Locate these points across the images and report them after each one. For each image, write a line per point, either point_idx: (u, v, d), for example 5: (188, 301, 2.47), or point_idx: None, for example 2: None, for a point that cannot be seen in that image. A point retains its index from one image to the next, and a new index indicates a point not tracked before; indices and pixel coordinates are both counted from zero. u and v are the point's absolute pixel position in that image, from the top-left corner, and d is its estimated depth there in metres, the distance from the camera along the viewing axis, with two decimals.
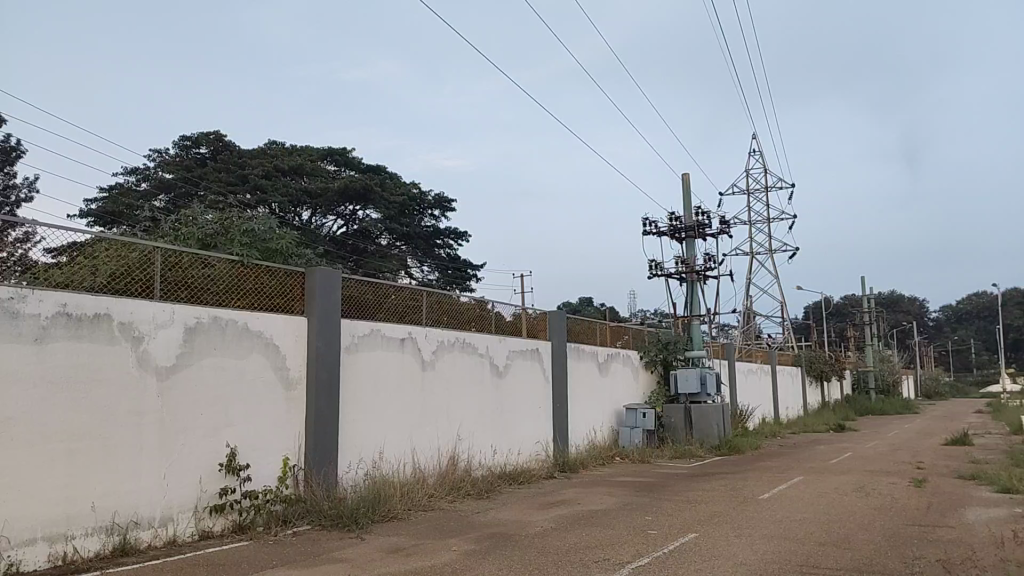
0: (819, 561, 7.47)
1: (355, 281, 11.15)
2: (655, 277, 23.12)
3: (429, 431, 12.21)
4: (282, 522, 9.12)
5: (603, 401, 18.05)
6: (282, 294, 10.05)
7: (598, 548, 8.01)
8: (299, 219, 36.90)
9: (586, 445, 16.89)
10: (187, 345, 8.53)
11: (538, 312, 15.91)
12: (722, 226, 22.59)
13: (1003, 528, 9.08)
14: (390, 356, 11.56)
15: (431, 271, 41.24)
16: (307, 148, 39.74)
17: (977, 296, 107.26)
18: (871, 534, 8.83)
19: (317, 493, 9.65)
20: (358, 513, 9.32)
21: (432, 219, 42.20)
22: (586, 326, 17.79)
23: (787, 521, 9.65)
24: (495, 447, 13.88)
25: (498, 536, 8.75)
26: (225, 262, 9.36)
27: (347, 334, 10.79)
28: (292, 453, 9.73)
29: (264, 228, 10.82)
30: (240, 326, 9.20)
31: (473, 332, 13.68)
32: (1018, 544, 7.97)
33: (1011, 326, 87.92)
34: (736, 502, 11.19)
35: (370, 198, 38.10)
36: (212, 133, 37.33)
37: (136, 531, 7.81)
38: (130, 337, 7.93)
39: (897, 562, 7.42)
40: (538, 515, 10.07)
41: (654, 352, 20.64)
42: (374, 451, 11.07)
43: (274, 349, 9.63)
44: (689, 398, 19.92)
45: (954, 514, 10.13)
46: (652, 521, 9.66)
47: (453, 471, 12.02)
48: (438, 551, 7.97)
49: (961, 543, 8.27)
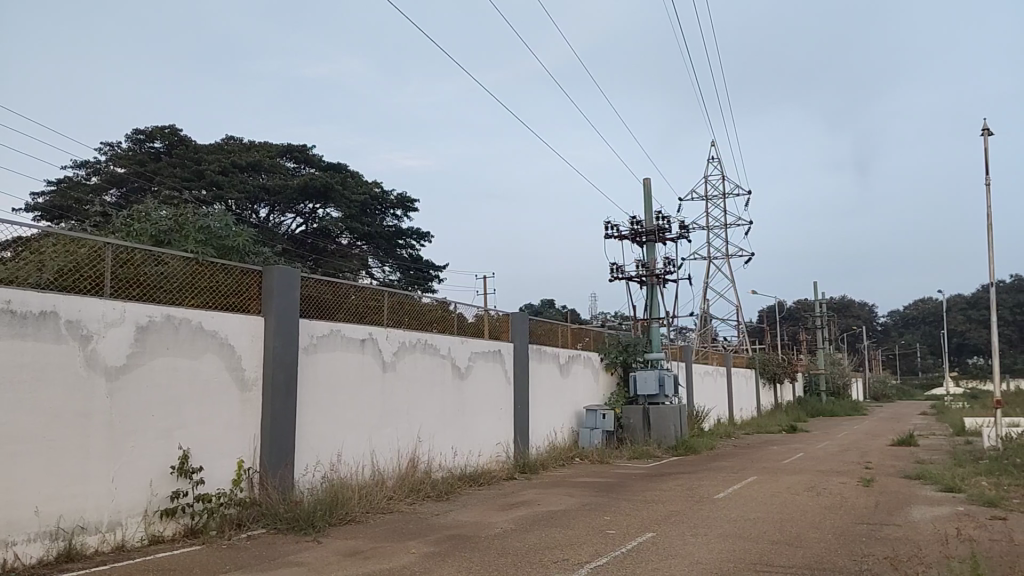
0: (773, 559, 7.60)
1: (314, 281, 10.98)
2: (615, 280, 23.33)
3: (389, 433, 12.11)
4: (236, 526, 8.92)
5: (564, 403, 18.13)
6: (238, 293, 9.83)
7: (557, 549, 8.01)
8: (256, 217, 36.21)
9: (547, 446, 16.92)
10: (138, 344, 8.30)
11: (499, 313, 15.88)
12: (681, 230, 22.89)
13: (948, 526, 9.35)
14: (351, 358, 11.44)
15: (392, 271, 40.88)
16: (266, 144, 39.08)
17: (922, 301, 110.60)
18: (820, 532, 9.02)
19: (272, 496, 9.48)
20: (315, 517, 9.17)
21: (394, 219, 41.83)
22: (548, 328, 17.84)
23: (741, 520, 9.78)
24: (455, 448, 13.81)
25: (457, 538, 8.71)
26: (179, 259, 9.13)
27: (305, 334, 10.64)
28: (246, 455, 9.53)
29: (220, 225, 10.57)
30: (194, 326, 9.00)
31: (435, 333, 13.62)
32: (962, 540, 8.21)
33: (955, 331, 90.83)
34: (691, 501, 11.33)
35: (330, 196, 37.59)
36: (166, 127, 36.54)
37: (82, 536, 7.56)
38: (77, 336, 7.68)
39: (847, 559, 7.59)
40: (498, 516, 10.05)
41: (615, 354, 20.73)
42: (332, 453, 10.91)
43: (230, 349, 9.43)
44: (648, 399, 20.10)
45: (900, 512, 10.41)
46: (611, 521, 9.71)
47: (413, 474, 11.92)
48: (397, 554, 7.90)
49: (908, 540, 8.49)
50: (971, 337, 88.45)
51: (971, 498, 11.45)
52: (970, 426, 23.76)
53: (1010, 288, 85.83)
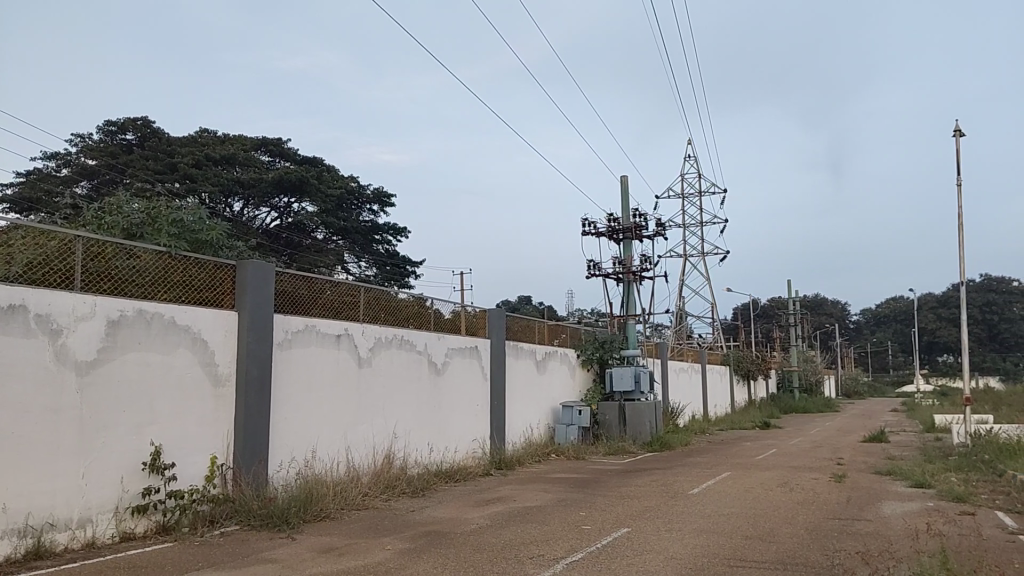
0: (746, 554, 7.65)
1: (288, 276, 10.87)
2: (592, 276, 23.40)
3: (365, 429, 12.05)
4: (208, 523, 8.81)
5: (540, 399, 18.15)
6: (210, 288, 9.71)
7: (533, 545, 8.01)
8: (230, 210, 35.85)
9: (523, 442, 16.95)
10: (109, 339, 8.17)
11: (476, 310, 15.85)
12: (657, 228, 23.00)
13: (918, 521, 9.46)
14: (326, 353, 11.37)
15: (368, 266, 40.64)
16: (240, 137, 38.70)
17: (893, 300, 112.11)
18: (793, 527, 9.10)
19: (245, 493, 9.38)
20: (289, 513, 9.09)
21: (371, 214, 41.59)
22: (525, 324, 17.85)
23: (715, 516, 9.85)
24: (431, 445, 13.76)
25: (432, 534, 8.66)
26: (152, 253, 9.00)
27: (279, 330, 10.54)
28: (219, 451, 9.42)
29: (194, 218, 10.43)
30: (166, 321, 8.88)
31: (412, 329, 13.57)
32: (932, 536, 8.31)
33: (925, 330, 92.17)
34: (665, 497, 11.40)
35: (306, 190, 37.28)
36: (138, 118, 36.09)
37: (51, 533, 7.44)
38: (47, 330, 7.55)
39: (819, 555, 7.65)
40: (474, 513, 10.03)
41: (591, 350, 20.81)
42: (306, 450, 10.84)
43: (202, 345, 9.31)
44: (623, 396, 20.18)
45: (871, 508, 10.53)
46: (586, 517, 9.74)
47: (388, 470, 11.86)
48: (372, 550, 7.85)
49: (879, 535, 8.58)
50: (941, 335, 89.79)
51: (941, 494, 11.61)
52: (939, 422, 24.13)
53: (979, 287, 87.24)
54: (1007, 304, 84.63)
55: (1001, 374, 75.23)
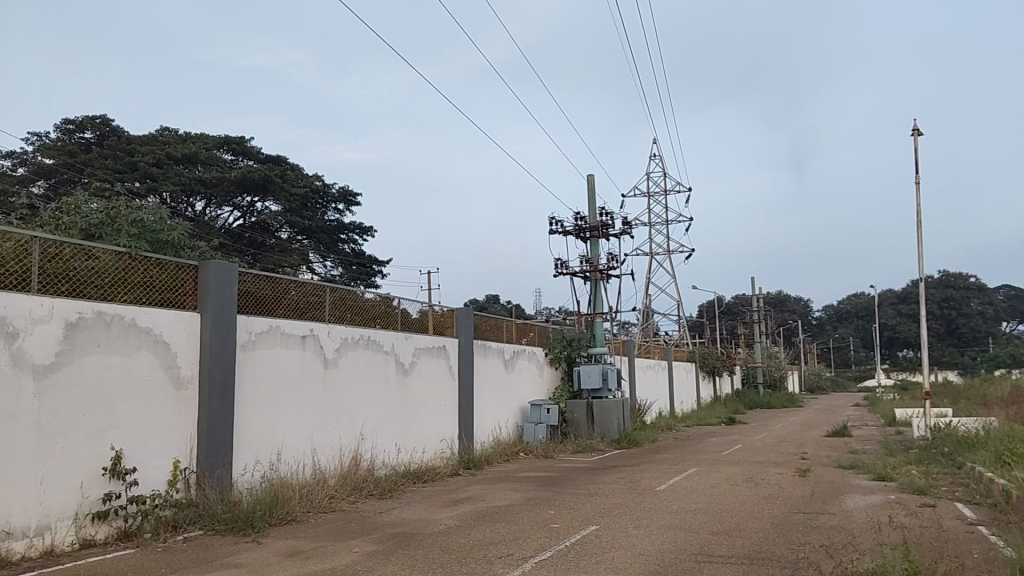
0: (713, 549, 7.70)
1: (253, 276, 10.72)
2: (559, 275, 23.44)
3: (331, 431, 11.94)
4: (171, 528, 8.65)
5: (508, 398, 18.13)
6: (172, 289, 9.53)
7: (501, 544, 7.98)
8: (191, 210, 35.36)
9: (491, 441, 16.92)
10: (68, 342, 7.99)
11: (444, 309, 15.79)
12: (623, 226, 23.12)
13: (882, 514, 9.61)
14: (291, 355, 11.23)
15: (334, 266, 40.29)
16: (202, 135, 38.14)
17: (855, 297, 113.99)
18: (758, 522, 9.19)
19: (209, 497, 9.24)
20: (254, 517, 8.97)
21: (336, 213, 41.24)
22: (493, 322, 17.83)
23: (682, 512, 9.92)
24: (398, 446, 13.67)
25: (400, 536, 8.59)
26: (112, 253, 8.82)
27: (242, 331, 10.37)
28: (182, 455, 9.26)
29: (154, 219, 10.20)
30: (127, 322, 8.69)
31: (378, 329, 13.47)
32: (894, 528, 8.45)
33: (886, 325, 93.79)
34: (632, 494, 11.45)
35: (269, 189, 36.82)
36: (97, 116, 35.46)
37: (7, 541, 7.24)
38: (3, 333, 7.35)
39: (785, 549, 7.72)
40: (442, 514, 9.96)
41: (559, 349, 20.86)
42: (271, 453, 10.71)
43: (164, 347, 9.14)
44: (591, 394, 20.27)
45: (835, 502, 10.69)
46: (555, 515, 9.73)
47: (355, 472, 11.76)
48: (339, 553, 7.77)
49: (844, 528, 8.71)
50: (902, 330, 91.42)
51: (902, 487, 11.81)
52: (900, 417, 24.57)
53: (937, 283, 88.90)
54: (964, 300, 86.59)
55: (959, 368, 77.02)
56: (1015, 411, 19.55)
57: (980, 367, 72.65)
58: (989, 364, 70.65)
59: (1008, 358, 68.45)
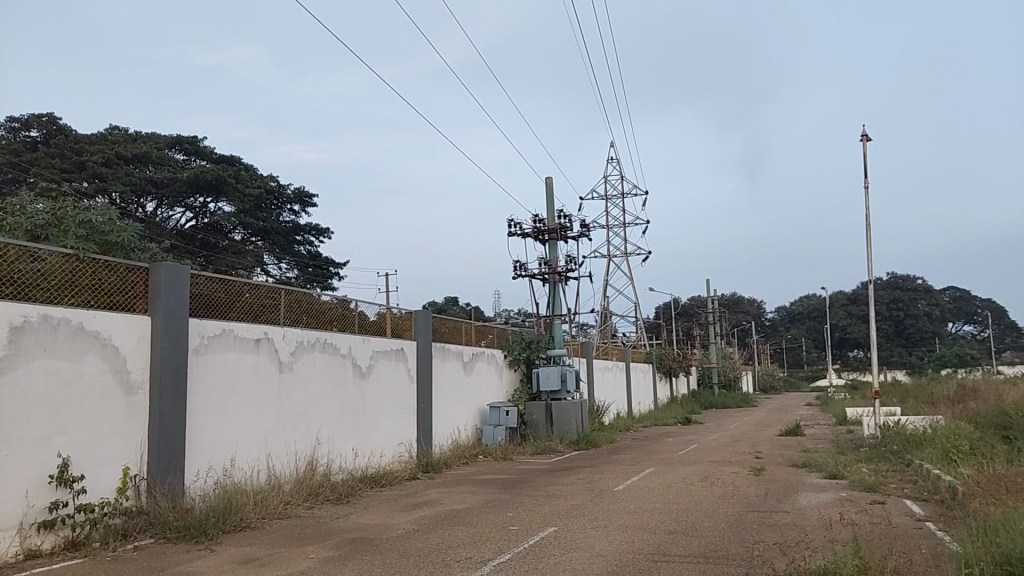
0: (669, 548, 7.77)
1: (205, 278, 10.51)
2: (518, 277, 23.49)
3: (286, 435, 11.77)
4: (121, 537, 8.43)
5: (467, 401, 18.06)
6: (122, 292, 9.29)
7: (460, 547, 7.95)
8: (141, 211, 34.59)
9: (450, 444, 16.85)
10: (12, 347, 7.75)
11: (402, 312, 15.67)
12: (581, 228, 23.25)
13: (833, 512, 9.81)
14: (245, 359, 11.04)
15: (289, 268, 39.77)
16: (153, 135, 37.38)
17: (807, 298, 116.38)
18: (715, 521, 9.29)
19: (161, 504, 9.03)
20: (207, 524, 8.81)
21: (292, 214, 40.71)
22: (452, 325, 17.76)
23: (640, 512, 9.99)
24: (356, 450, 13.55)
25: (358, 541, 8.51)
26: (59, 256, 8.58)
27: (195, 335, 10.18)
28: (133, 462, 9.04)
29: (103, 219, 9.92)
30: (74, 326, 8.46)
31: (334, 332, 13.32)
32: (845, 525, 8.62)
33: (837, 326, 95.82)
34: (589, 494, 11.50)
35: (222, 189, 36.19)
36: (44, 115, 34.63)
37: None
38: None
39: (740, 547, 7.82)
40: (400, 518, 9.89)
41: (519, 351, 20.83)
42: (224, 458, 10.51)
43: (114, 351, 8.92)
44: (550, 396, 20.33)
45: (788, 500, 10.87)
46: (513, 517, 9.73)
47: (311, 477, 11.61)
48: (294, 559, 7.67)
49: (797, 526, 8.85)
50: (852, 332, 93.60)
51: (853, 484, 12.06)
52: (851, 416, 25.08)
53: (886, 285, 91.13)
54: (911, 301, 88.95)
55: (907, 368, 79.16)
56: (959, 409, 20.14)
57: (926, 366, 74.71)
58: (935, 363, 72.62)
59: (953, 357, 70.58)
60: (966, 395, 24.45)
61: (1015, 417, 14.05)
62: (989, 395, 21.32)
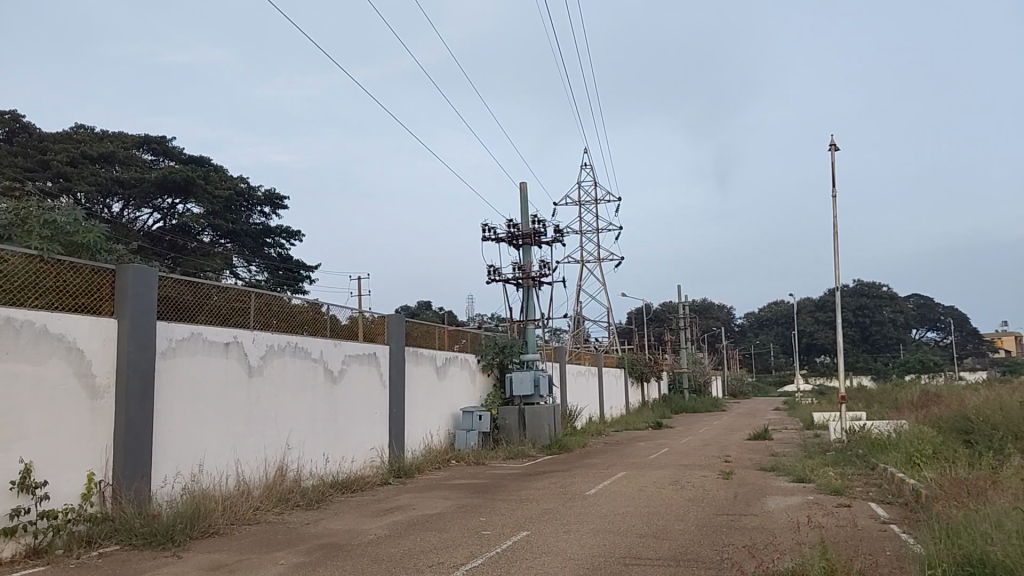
0: (641, 551, 7.83)
1: (173, 280, 10.37)
2: (492, 282, 23.50)
3: (255, 440, 11.63)
4: (85, 543, 8.27)
5: (439, 406, 17.98)
6: (87, 294, 9.12)
7: (433, 552, 7.93)
8: (108, 212, 34.03)
9: (422, 449, 16.74)
10: None
11: (375, 316, 15.59)
12: (555, 234, 23.30)
13: (800, 514, 9.92)
14: (213, 363, 10.89)
15: (259, 271, 39.34)
16: (120, 134, 36.79)
17: (775, 304, 118.19)
18: (685, 524, 9.36)
19: (126, 510, 8.88)
20: (174, 530, 8.68)
21: (263, 216, 40.29)
22: (424, 329, 17.66)
23: (611, 515, 10.03)
24: (327, 455, 13.44)
25: (329, 546, 8.45)
26: (22, 256, 8.41)
27: (163, 338, 10.03)
28: (97, 468, 8.88)
29: (68, 220, 9.75)
30: (38, 329, 8.28)
31: (306, 335, 13.21)
32: (812, 528, 8.75)
33: (805, 333, 97.41)
34: (561, 499, 11.52)
35: (191, 190, 35.68)
36: (8, 112, 34.04)
37: None
38: None
39: (709, 550, 7.88)
40: (371, 523, 9.81)
41: (491, 355, 20.72)
42: (192, 464, 10.36)
43: (78, 354, 8.75)
44: (522, 400, 20.35)
45: (757, 503, 10.99)
46: (485, 522, 9.73)
47: (280, 482, 11.50)
48: (263, 565, 7.58)
49: (766, 529, 8.96)
50: (819, 337, 95.02)
51: (820, 488, 12.22)
52: (819, 421, 25.31)
53: (852, 292, 92.77)
54: (876, 308, 90.59)
55: (872, 373, 80.29)
56: (923, 415, 20.49)
57: (891, 373, 75.95)
58: (900, 369, 73.98)
59: (916, 363, 71.79)
60: (930, 400, 24.93)
61: (977, 423, 14.34)
62: (952, 400, 21.73)
